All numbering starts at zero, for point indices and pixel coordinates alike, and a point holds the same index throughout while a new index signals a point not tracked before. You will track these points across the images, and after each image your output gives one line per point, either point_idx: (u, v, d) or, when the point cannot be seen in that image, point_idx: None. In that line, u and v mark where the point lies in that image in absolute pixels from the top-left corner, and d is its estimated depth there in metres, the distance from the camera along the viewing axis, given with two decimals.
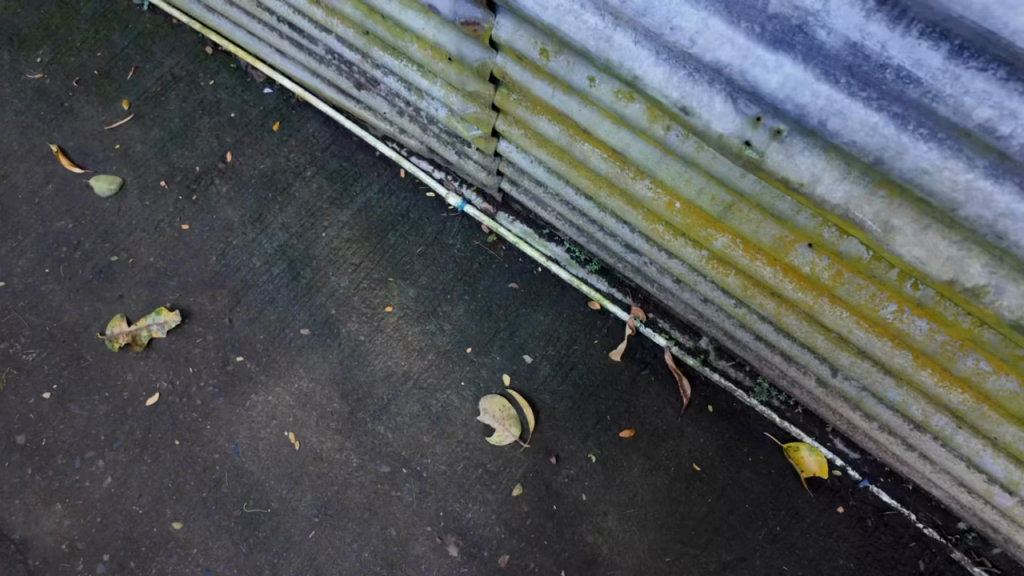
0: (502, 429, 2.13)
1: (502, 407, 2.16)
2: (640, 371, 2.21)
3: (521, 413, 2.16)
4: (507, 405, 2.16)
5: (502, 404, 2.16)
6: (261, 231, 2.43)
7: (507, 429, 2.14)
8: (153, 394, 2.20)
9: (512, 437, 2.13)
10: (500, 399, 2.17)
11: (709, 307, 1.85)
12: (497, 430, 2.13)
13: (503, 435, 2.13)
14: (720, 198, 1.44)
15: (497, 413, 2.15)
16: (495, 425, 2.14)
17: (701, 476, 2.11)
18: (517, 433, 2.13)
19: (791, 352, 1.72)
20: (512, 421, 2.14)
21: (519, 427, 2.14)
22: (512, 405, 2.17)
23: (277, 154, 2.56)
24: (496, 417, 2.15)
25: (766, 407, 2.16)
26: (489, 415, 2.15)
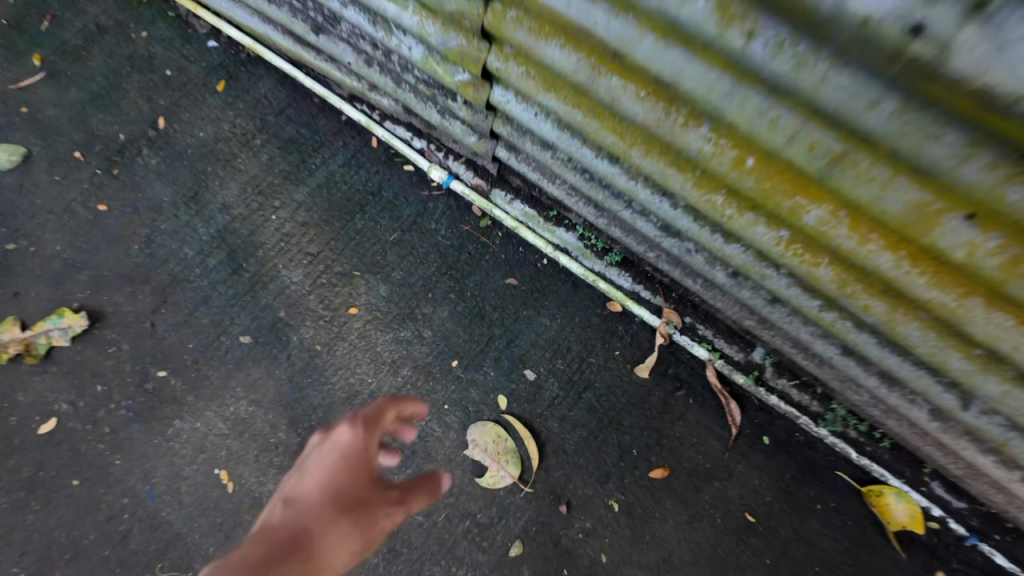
0: (497, 468, 1.65)
1: (498, 439, 1.68)
2: (675, 392, 1.72)
3: (522, 448, 1.68)
4: (504, 436, 1.69)
5: (497, 435, 1.69)
6: (196, 213, 1.95)
7: (503, 468, 1.65)
8: (49, 419, 1.72)
9: (510, 478, 1.65)
10: (494, 429, 1.69)
11: (777, 311, 1.37)
12: (490, 469, 1.65)
13: (498, 475, 1.65)
14: (825, 149, 0.96)
15: (489, 447, 1.67)
16: (486, 462, 1.66)
17: (756, 529, 1.62)
18: (516, 473, 1.65)
19: (898, 372, 1.26)
20: (511, 457, 1.66)
21: (520, 466, 1.66)
22: (510, 437, 1.68)
23: (221, 119, 2.08)
24: (488, 451, 1.67)
25: (839, 439, 1.66)
26: (479, 448, 1.67)
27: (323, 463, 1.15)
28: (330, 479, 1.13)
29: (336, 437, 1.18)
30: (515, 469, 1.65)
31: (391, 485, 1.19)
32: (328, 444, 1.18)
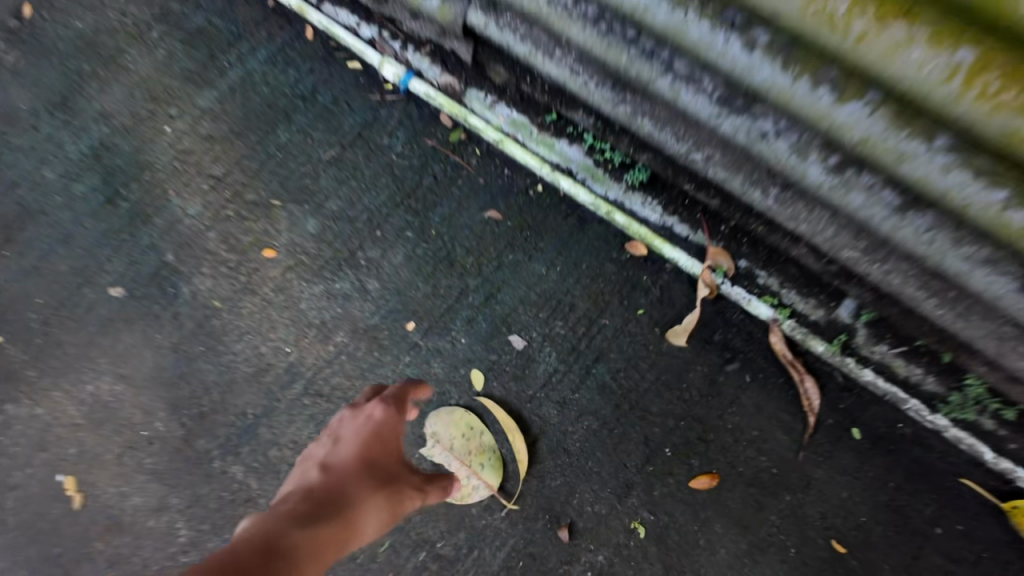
0: (468, 478, 1.17)
1: (467, 436, 1.19)
2: (724, 367, 1.20)
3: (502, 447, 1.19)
4: (475, 431, 1.19)
5: (467, 430, 1.20)
6: (62, 124, 1.41)
7: (476, 478, 1.17)
8: None
9: (485, 491, 1.16)
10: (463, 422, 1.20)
11: (909, 225, 0.88)
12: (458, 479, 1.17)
13: (469, 488, 1.16)
14: None
15: (456, 448, 1.19)
16: (453, 470, 1.18)
17: (847, 564, 1.11)
18: (494, 484, 1.16)
19: None
20: (486, 462, 1.17)
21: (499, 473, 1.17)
22: (484, 432, 1.19)
23: (103, 6, 1.48)
24: (455, 453, 1.19)
25: (966, 432, 1.13)
26: (443, 450, 1.19)
27: (356, 422, 0.94)
28: (362, 437, 0.91)
29: (367, 408, 0.95)
30: (492, 478, 1.17)
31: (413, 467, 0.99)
32: (359, 409, 0.96)
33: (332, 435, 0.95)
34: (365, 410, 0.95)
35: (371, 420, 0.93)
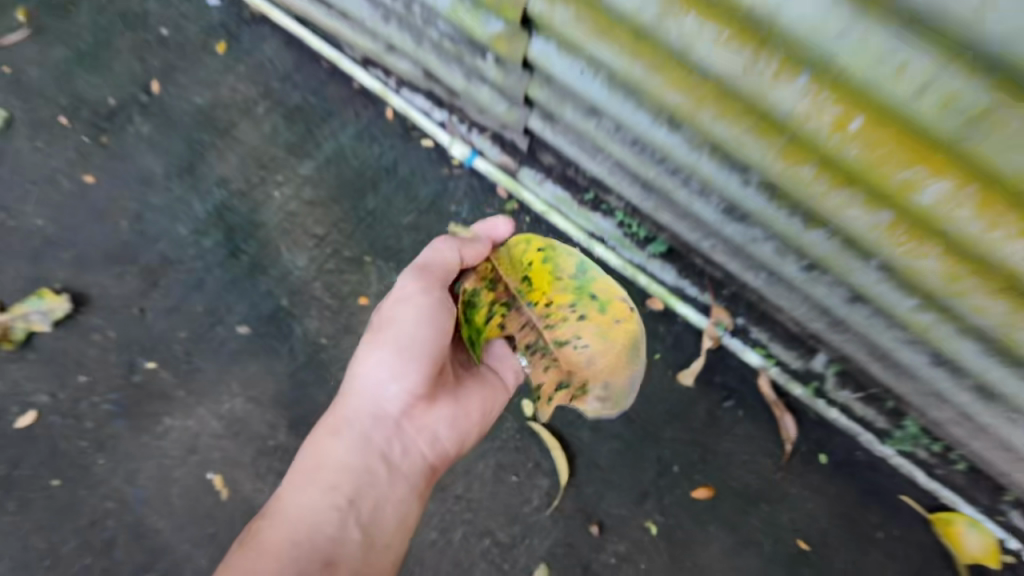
0: (568, 356, 1.07)
1: (553, 279, 1.06)
2: (722, 404, 1.52)
3: (620, 299, 1.06)
4: (568, 254, 1.08)
5: (553, 272, 1.07)
6: (192, 187, 1.76)
7: (583, 356, 1.07)
8: (29, 411, 1.58)
9: (594, 407, 1.16)
10: (557, 266, 1.07)
11: (855, 311, 1.18)
12: (550, 379, 1.11)
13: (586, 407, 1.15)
14: (974, 102, 0.76)
15: (511, 258, 1.14)
16: (537, 253, 1.10)
17: (809, 558, 1.45)
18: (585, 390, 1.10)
19: (1000, 382, 1.08)
20: (593, 311, 1.04)
21: (610, 371, 1.10)
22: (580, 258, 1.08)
23: (220, 86, 1.87)
24: (532, 302, 1.07)
25: (905, 460, 1.47)
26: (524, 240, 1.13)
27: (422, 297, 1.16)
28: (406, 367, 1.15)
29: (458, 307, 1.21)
30: (600, 346, 1.06)
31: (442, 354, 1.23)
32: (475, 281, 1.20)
33: (413, 354, 1.14)
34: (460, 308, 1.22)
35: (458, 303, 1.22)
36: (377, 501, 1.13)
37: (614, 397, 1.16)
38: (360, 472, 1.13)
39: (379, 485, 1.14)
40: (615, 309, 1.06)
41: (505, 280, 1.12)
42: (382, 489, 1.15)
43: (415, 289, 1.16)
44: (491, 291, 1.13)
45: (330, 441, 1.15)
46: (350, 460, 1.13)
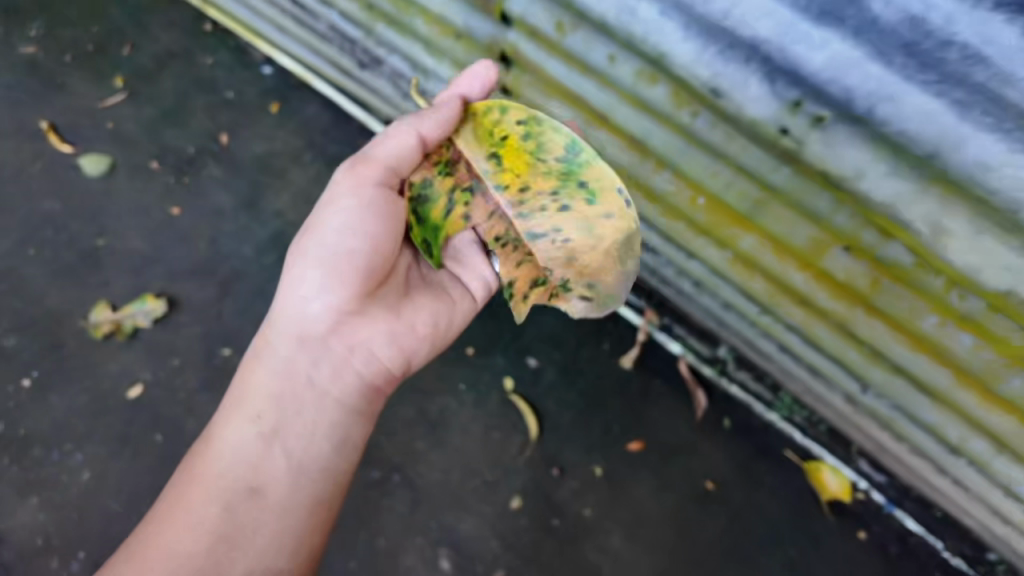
0: (543, 248, 1.21)
1: (533, 160, 1.16)
2: (652, 381, 2.04)
3: (614, 192, 1.15)
4: (558, 129, 1.17)
5: (535, 151, 1.17)
6: (255, 217, 2.30)
7: (540, 248, 1.21)
8: (136, 385, 2.13)
9: (583, 310, 1.30)
10: (538, 145, 1.16)
11: (730, 314, 1.71)
12: (520, 277, 1.29)
13: (567, 303, 1.28)
14: (748, 195, 1.23)
15: (480, 128, 1.23)
16: (512, 128, 1.19)
17: (715, 495, 1.94)
18: (581, 289, 1.27)
19: (818, 364, 1.59)
20: (581, 203, 1.15)
21: (597, 267, 1.24)
22: (568, 138, 1.15)
23: (275, 138, 2.41)
24: (504, 186, 1.19)
25: (786, 422, 2.01)
26: (503, 110, 1.21)
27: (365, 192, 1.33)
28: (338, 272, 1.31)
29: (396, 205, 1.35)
30: (586, 239, 1.18)
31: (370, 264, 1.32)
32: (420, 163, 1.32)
33: (338, 266, 1.31)
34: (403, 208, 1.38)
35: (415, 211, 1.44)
36: (307, 423, 1.30)
37: (602, 297, 1.31)
38: (288, 393, 1.30)
39: (305, 408, 1.30)
40: (607, 200, 1.15)
41: (461, 164, 1.26)
42: (308, 412, 1.31)
43: (342, 199, 1.33)
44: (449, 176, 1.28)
45: (259, 366, 1.33)
46: (277, 380, 1.31)
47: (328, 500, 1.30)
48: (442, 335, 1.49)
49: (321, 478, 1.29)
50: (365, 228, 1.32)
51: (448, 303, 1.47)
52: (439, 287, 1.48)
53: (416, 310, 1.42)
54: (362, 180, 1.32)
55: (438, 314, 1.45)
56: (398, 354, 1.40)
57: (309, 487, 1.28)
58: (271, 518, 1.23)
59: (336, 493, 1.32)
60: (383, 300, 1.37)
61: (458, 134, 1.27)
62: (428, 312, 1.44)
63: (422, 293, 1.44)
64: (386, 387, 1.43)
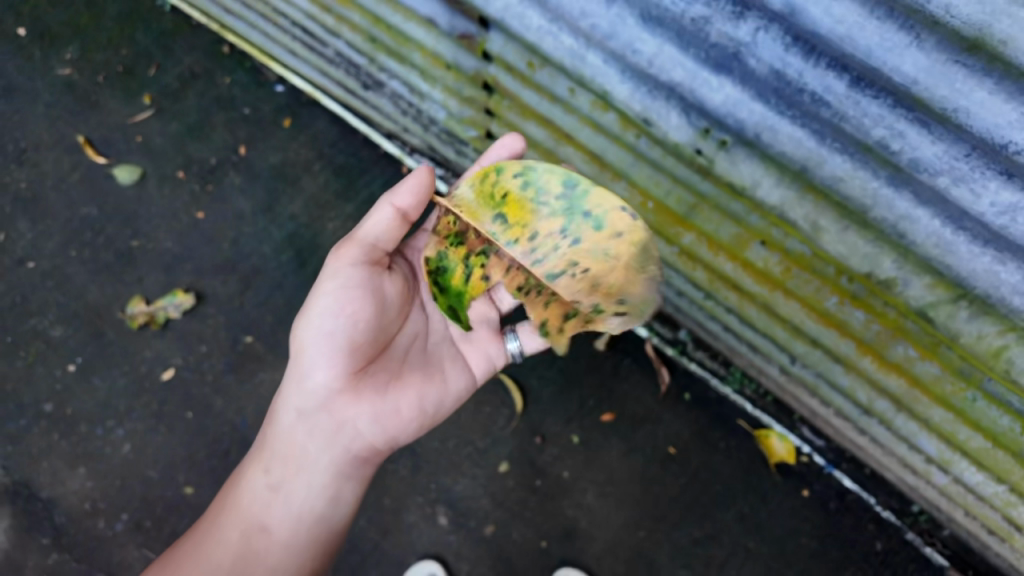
0: (567, 284, 1.18)
1: (533, 207, 1.16)
2: (622, 361, 2.28)
3: (618, 212, 1.12)
4: (551, 168, 1.15)
5: (534, 198, 1.16)
6: (271, 220, 2.57)
7: (563, 285, 1.18)
8: (169, 368, 2.42)
9: (624, 325, 1.22)
10: (537, 191, 1.16)
11: (683, 299, 2.01)
12: (550, 315, 1.22)
13: (608, 323, 1.21)
14: (684, 200, 1.53)
15: (479, 193, 1.23)
16: (510, 182, 1.18)
17: (676, 458, 2.21)
18: (616, 305, 1.20)
19: (754, 341, 1.89)
20: (589, 229, 1.13)
21: (624, 283, 1.18)
22: (562, 173, 1.14)
23: (287, 149, 2.65)
24: (515, 240, 1.18)
25: (738, 395, 2.25)
26: (499, 170, 1.20)
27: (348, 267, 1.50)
28: (325, 351, 1.50)
29: (375, 280, 1.53)
30: (604, 262, 1.16)
31: (355, 342, 1.51)
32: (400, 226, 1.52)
33: (326, 346, 1.50)
34: (384, 285, 1.55)
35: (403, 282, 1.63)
36: (305, 484, 1.57)
37: (638, 307, 1.21)
38: (292, 456, 1.57)
39: (303, 471, 1.57)
40: (614, 216, 1.12)
41: (470, 232, 1.22)
42: (306, 471, 1.57)
43: (327, 282, 1.49)
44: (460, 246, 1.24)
45: (271, 429, 1.62)
46: (282, 446, 1.58)
47: (319, 547, 1.59)
48: (432, 412, 1.70)
49: (314, 530, 1.57)
50: (347, 312, 1.49)
51: (436, 381, 1.69)
52: (428, 366, 1.69)
53: (403, 389, 1.62)
54: (344, 258, 1.49)
55: (424, 392, 1.66)
56: (385, 430, 1.62)
57: (304, 536, 1.56)
58: (275, 553, 1.53)
59: (325, 542, 1.60)
60: (373, 380, 1.58)
61: (460, 208, 1.25)
62: (416, 391, 1.64)
63: (411, 372, 1.65)
64: (377, 453, 1.67)
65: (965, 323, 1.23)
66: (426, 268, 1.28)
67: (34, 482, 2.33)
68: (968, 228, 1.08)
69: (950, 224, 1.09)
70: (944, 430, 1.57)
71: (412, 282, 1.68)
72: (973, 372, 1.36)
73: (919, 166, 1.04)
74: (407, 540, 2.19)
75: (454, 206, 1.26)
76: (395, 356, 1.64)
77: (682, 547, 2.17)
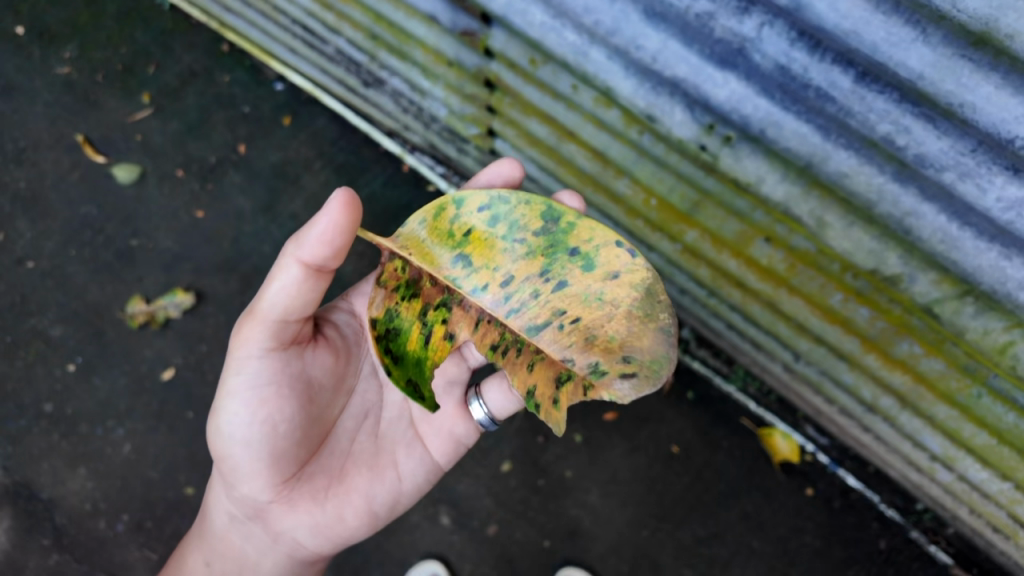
0: (551, 338, 1.09)
1: (502, 249, 1.07)
2: None
3: (612, 249, 1.04)
4: (528, 202, 1.06)
5: (505, 236, 1.07)
6: (272, 219, 2.56)
7: (546, 339, 1.09)
8: (170, 368, 2.41)
9: (632, 392, 1.05)
10: (508, 229, 1.07)
11: (686, 297, 2.01)
12: (538, 382, 1.10)
13: (610, 390, 1.05)
14: (688, 196, 1.52)
15: (435, 230, 1.10)
16: (475, 219, 1.08)
17: (679, 457, 2.20)
18: (619, 366, 1.06)
19: (758, 338, 1.88)
20: (576, 271, 1.06)
21: (626, 338, 1.05)
22: (542, 205, 1.05)
23: (288, 147, 2.63)
24: (483, 284, 1.09)
25: (741, 394, 2.23)
26: (460, 203, 1.09)
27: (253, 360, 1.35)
28: (247, 457, 1.43)
29: (288, 369, 1.37)
30: (596, 310, 1.06)
31: (277, 448, 1.42)
32: (314, 284, 1.26)
33: (251, 453, 1.42)
34: (304, 361, 1.41)
35: (330, 348, 1.48)
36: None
37: (648, 368, 1.05)
38: (238, 554, 1.64)
39: (250, 563, 1.63)
40: (607, 257, 1.04)
41: (426, 279, 1.12)
42: (254, 561, 1.63)
43: (233, 381, 1.38)
44: (416, 300, 1.12)
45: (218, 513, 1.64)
46: (227, 541, 1.64)
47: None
48: (386, 508, 1.61)
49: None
50: (260, 420, 1.38)
51: (387, 476, 1.57)
52: (376, 462, 1.57)
53: (346, 493, 1.54)
54: (250, 349, 1.33)
55: (372, 492, 1.56)
56: (330, 535, 1.58)
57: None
58: None
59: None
60: (309, 486, 1.52)
61: (407, 248, 1.12)
62: (360, 493, 1.55)
63: (355, 471, 1.55)
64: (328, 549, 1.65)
65: (971, 319, 1.22)
66: (373, 330, 1.08)
67: (34, 482, 2.32)
68: (974, 224, 1.07)
69: (956, 220, 1.08)
70: (949, 428, 1.56)
71: (347, 348, 1.54)
72: (978, 369, 1.34)
73: (925, 162, 1.03)
74: (409, 540, 2.18)
75: (400, 245, 1.12)
76: (338, 454, 1.55)
77: (685, 546, 2.16)
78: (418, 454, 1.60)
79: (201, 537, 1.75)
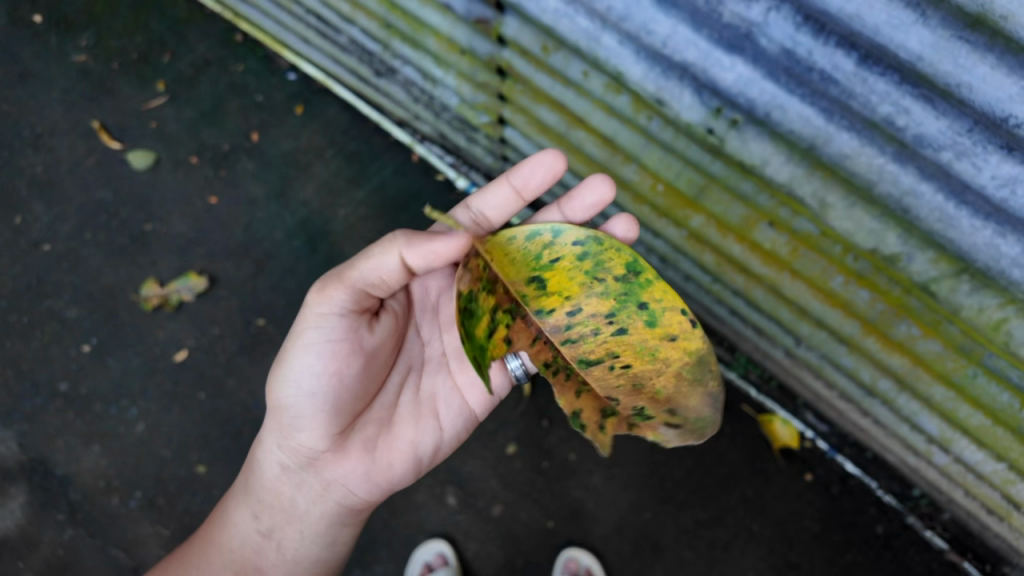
0: (600, 376, 1.16)
1: (584, 287, 1.13)
2: None
3: (678, 314, 1.10)
4: (618, 249, 1.11)
5: (588, 272, 1.13)
6: (283, 206, 2.61)
7: (595, 376, 1.16)
8: (182, 350, 2.45)
9: (676, 439, 1.18)
10: (593, 265, 1.12)
11: (690, 284, 2.06)
12: (585, 408, 1.18)
13: (656, 433, 1.18)
14: (695, 181, 1.56)
15: (517, 250, 1.17)
16: (567, 250, 1.13)
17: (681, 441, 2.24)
18: (665, 415, 1.18)
19: (761, 324, 1.93)
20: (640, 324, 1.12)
21: (672, 394, 1.16)
22: (628, 258, 1.10)
23: (300, 137, 2.68)
24: (549, 310, 1.15)
25: (742, 380, 2.28)
26: (556, 232, 1.13)
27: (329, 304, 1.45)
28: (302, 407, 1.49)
29: (358, 334, 1.45)
30: (653, 364, 1.14)
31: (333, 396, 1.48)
32: (402, 276, 1.40)
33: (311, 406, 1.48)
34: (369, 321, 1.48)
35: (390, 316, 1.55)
36: (297, 531, 1.69)
37: (692, 422, 1.18)
38: (285, 507, 1.68)
39: (293, 517, 1.68)
40: (671, 320, 1.10)
41: (500, 284, 1.18)
42: (299, 514, 1.68)
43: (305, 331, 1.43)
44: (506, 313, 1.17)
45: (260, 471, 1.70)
46: (268, 497, 1.69)
47: None
48: (429, 455, 1.67)
49: (311, 567, 1.76)
50: (328, 370, 1.45)
51: (430, 425, 1.63)
52: (420, 412, 1.62)
53: (392, 440, 1.60)
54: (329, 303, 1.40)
55: (419, 440, 1.62)
56: (379, 481, 1.64)
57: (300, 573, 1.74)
58: None
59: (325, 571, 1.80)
60: (360, 434, 1.58)
61: (490, 253, 1.19)
62: (407, 440, 1.61)
63: (402, 421, 1.61)
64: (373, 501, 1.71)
65: (966, 297, 1.26)
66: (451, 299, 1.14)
67: (50, 459, 2.37)
68: (970, 202, 1.11)
69: (952, 198, 1.13)
70: (946, 409, 1.60)
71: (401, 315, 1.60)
72: (974, 349, 1.38)
73: (923, 142, 1.07)
74: (416, 520, 2.23)
75: (484, 248, 1.20)
76: (386, 408, 1.61)
77: (686, 529, 2.21)
78: (457, 404, 1.65)
79: (238, 499, 1.76)
